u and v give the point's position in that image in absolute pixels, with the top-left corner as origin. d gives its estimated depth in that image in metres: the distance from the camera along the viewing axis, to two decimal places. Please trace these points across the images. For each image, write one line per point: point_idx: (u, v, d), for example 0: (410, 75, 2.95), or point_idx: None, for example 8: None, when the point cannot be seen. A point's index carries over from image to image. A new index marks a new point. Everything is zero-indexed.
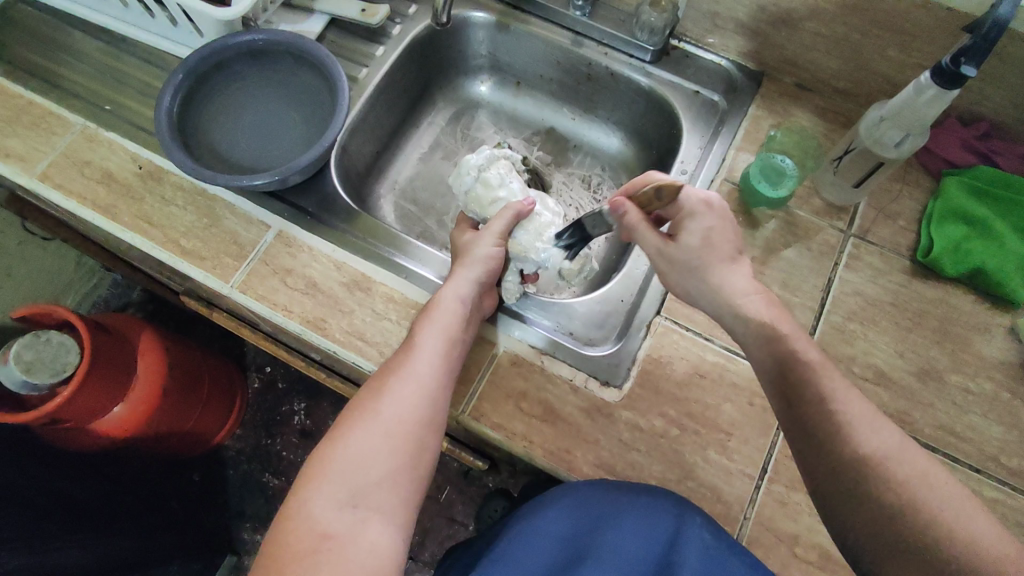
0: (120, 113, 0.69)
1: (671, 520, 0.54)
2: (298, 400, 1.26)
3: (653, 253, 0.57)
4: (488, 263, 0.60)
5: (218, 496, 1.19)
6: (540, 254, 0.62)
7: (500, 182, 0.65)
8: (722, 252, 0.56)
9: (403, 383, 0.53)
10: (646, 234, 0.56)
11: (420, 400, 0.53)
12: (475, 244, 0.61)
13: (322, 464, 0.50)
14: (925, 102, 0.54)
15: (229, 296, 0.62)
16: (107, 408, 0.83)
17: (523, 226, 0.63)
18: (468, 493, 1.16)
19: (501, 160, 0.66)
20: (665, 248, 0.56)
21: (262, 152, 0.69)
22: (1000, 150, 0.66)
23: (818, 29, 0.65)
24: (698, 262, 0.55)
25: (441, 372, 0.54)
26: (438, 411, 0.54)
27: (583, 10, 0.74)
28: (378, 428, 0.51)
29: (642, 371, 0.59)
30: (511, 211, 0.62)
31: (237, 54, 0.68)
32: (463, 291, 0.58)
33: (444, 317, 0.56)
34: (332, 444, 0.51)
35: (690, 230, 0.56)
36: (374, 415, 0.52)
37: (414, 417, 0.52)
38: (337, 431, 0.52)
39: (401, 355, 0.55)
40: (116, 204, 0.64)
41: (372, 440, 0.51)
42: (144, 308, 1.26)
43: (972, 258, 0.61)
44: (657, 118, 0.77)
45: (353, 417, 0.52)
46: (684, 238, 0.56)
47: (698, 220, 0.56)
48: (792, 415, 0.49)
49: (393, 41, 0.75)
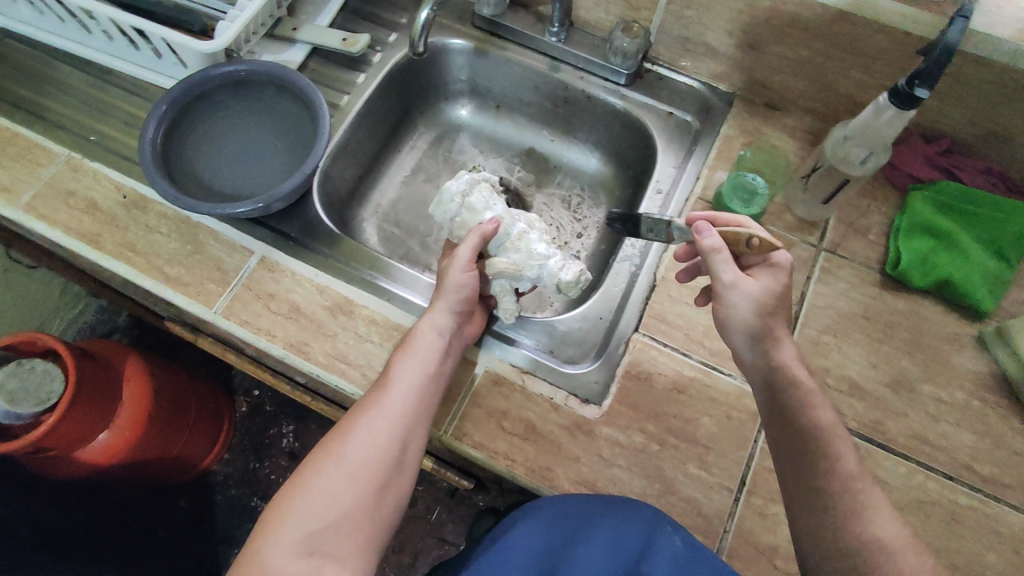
0: (104, 143, 0.70)
1: (642, 530, 0.54)
2: (287, 423, 1.25)
3: (727, 284, 0.52)
4: (460, 292, 0.60)
5: (206, 522, 1.18)
6: (534, 270, 0.64)
7: (483, 206, 0.67)
8: (785, 314, 0.53)
9: (372, 420, 0.54)
10: (727, 265, 0.52)
11: (388, 440, 0.53)
12: (448, 271, 0.62)
13: (285, 502, 0.52)
14: (885, 121, 0.57)
15: (213, 322, 0.63)
16: (94, 435, 0.84)
17: (512, 248, 0.64)
18: (458, 512, 1.16)
19: (481, 183, 0.68)
20: (741, 283, 0.52)
21: (244, 179, 0.69)
22: (961, 165, 0.68)
23: (784, 52, 0.68)
24: (762, 313, 0.52)
25: (410, 415, 0.54)
26: (406, 450, 0.54)
27: (558, 36, 0.76)
28: (341, 471, 0.52)
29: (621, 387, 0.60)
30: (474, 232, 0.63)
31: (220, 85, 0.69)
32: (440, 323, 0.59)
33: (420, 352, 0.56)
34: (299, 483, 0.52)
35: (764, 280, 0.53)
36: (338, 458, 0.52)
37: (378, 460, 0.53)
38: (302, 472, 0.53)
39: (372, 395, 0.55)
40: (100, 233, 0.65)
41: (335, 481, 0.52)
42: (131, 333, 1.26)
43: (939, 269, 0.63)
44: (633, 138, 0.79)
45: (319, 459, 0.53)
46: (758, 285, 0.53)
47: (775, 273, 0.53)
48: (797, 487, 0.50)
49: (374, 68, 0.76)
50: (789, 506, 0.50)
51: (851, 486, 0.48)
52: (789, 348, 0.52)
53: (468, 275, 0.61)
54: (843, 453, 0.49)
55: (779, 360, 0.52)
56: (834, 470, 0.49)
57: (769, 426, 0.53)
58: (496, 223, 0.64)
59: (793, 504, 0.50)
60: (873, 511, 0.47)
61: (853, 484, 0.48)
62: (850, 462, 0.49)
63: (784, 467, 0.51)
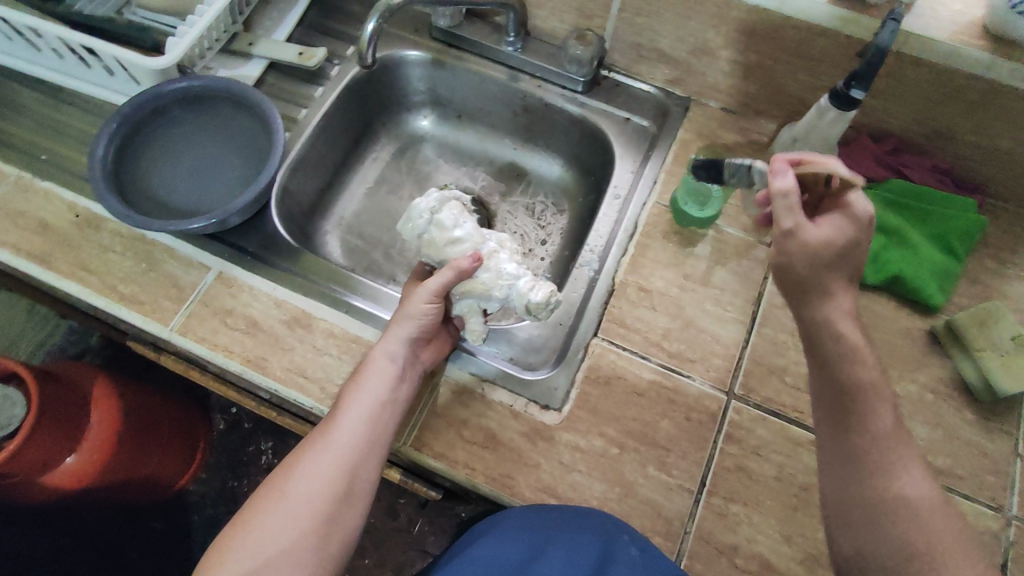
0: (56, 162, 0.69)
1: (600, 538, 0.54)
2: (265, 440, 1.21)
3: (787, 232, 0.49)
4: (420, 320, 0.59)
5: (183, 545, 1.14)
6: (504, 291, 0.61)
7: (452, 223, 0.63)
8: (854, 265, 0.50)
9: (320, 454, 0.53)
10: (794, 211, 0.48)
11: (335, 473, 0.53)
12: (411, 298, 0.59)
13: (230, 540, 0.51)
14: (829, 122, 0.59)
15: (169, 340, 0.62)
16: (57, 459, 0.85)
17: (483, 265, 0.61)
18: (440, 524, 1.15)
19: (452, 201, 0.64)
20: (805, 231, 0.48)
21: (200, 195, 0.69)
22: (909, 164, 0.69)
23: (733, 57, 0.69)
24: (827, 261, 0.49)
25: (356, 447, 0.54)
26: (355, 483, 0.53)
27: (515, 45, 0.77)
28: (284, 507, 0.52)
29: (580, 393, 0.60)
30: (450, 267, 0.59)
31: (173, 101, 0.68)
32: (393, 349, 0.58)
33: (371, 381, 0.56)
34: (246, 520, 0.52)
35: (835, 228, 0.49)
36: (282, 493, 0.52)
37: (323, 496, 0.52)
38: (249, 508, 0.53)
39: (322, 427, 0.55)
40: (52, 253, 0.64)
41: (281, 518, 0.51)
42: (101, 354, 1.23)
43: (890, 266, 0.64)
44: (592, 144, 0.80)
45: (265, 495, 0.53)
46: (824, 233, 0.49)
47: (848, 223, 0.49)
48: (833, 440, 0.49)
49: (331, 82, 0.77)
50: (826, 473, 0.50)
51: (886, 445, 0.48)
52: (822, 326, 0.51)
53: (429, 307, 0.59)
54: (882, 415, 0.48)
55: (816, 334, 0.50)
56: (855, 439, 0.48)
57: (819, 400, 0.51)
58: (474, 260, 0.60)
59: (827, 455, 0.50)
60: (903, 470, 0.47)
61: (886, 441, 0.48)
62: (888, 422, 0.48)
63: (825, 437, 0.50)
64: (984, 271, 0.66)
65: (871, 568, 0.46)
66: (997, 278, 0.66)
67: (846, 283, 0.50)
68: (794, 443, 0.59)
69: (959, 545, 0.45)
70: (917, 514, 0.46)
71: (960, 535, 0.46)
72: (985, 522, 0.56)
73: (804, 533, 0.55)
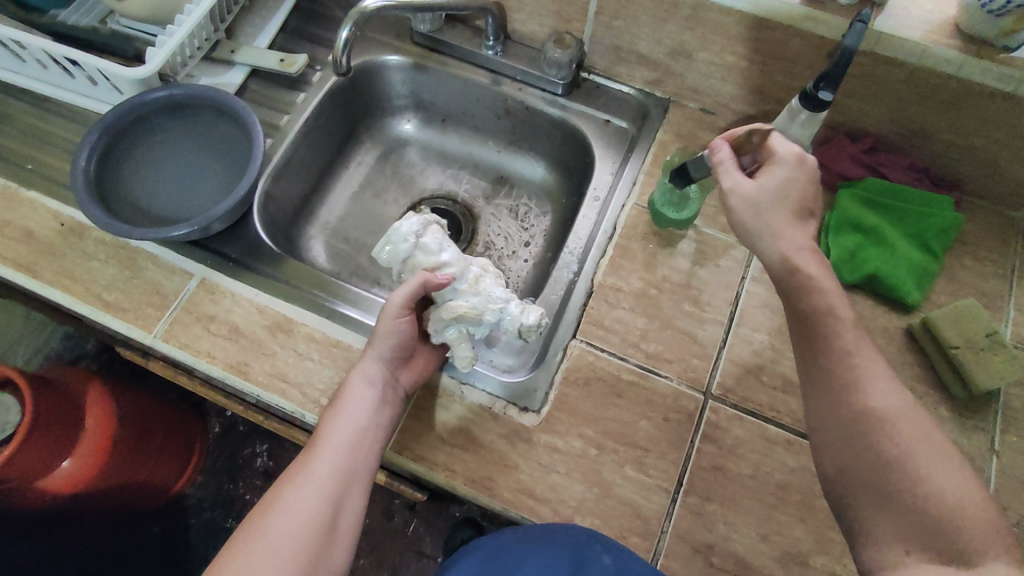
0: (41, 172, 0.70)
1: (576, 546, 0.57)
2: (260, 442, 1.24)
3: (728, 189, 0.55)
4: (394, 341, 0.59)
5: (180, 549, 1.16)
6: (494, 314, 0.62)
7: (438, 248, 0.63)
8: (794, 205, 0.54)
9: (301, 488, 0.53)
10: (730, 169, 0.55)
11: (317, 508, 0.53)
12: (381, 317, 0.60)
13: None
14: (800, 124, 0.60)
15: (152, 346, 0.63)
16: (52, 464, 0.85)
17: (472, 290, 0.62)
18: (436, 525, 1.16)
19: (434, 225, 0.65)
20: (742, 184, 0.54)
21: (182, 202, 0.70)
22: (885, 162, 0.70)
23: (710, 58, 0.69)
24: (765, 205, 0.53)
25: (340, 476, 0.55)
26: (338, 515, 0.54)
27: (494, 49, 0.78)
28: (267, 546, 0.51)
29: (559, 394, 0.61)
30: (420, 278, 0.60)
31: (155, 109, 0.69)
32: (370, 374, 0.58)
33: (350, 407, 0.56)
34: (225, 565, 0.51)
35: (771, 176, 0.54)
36: (264, 532, 0.51)
37: (307, 529, 0.52)
38: (228, 552, 0.51)
39: (303, 459, 0.55)
40: (37, 262, 0.65)
41: (263, 559, 0.50)
42: (99, 360, 1.24)
43: (867, 265, 0.65)
44: (573, 146, 0.80)
45: (244, 536, 0.52)
46: (761, 180, 0.54)
47: (781, 168, 0.54)
48: (807, 368, 0.51)
49: (313, 88, 0.77)
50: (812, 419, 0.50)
51: (849, 358, 0.49)
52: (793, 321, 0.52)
53: (399, 322, 0.59)
54: (846, 335, 0.49)
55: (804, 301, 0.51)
56: (839, 384, 0.48)
57: (801, 349, 0.52)
58: (445, 280, 0.60)
59: (809, 387, 0.51)
60: (869, 381, 0.48)
61: (848, 355, 0.49)
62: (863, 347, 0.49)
63: (807, 379, 0.51)
64: (961, 268, 0.67)
65: (856, 481, 0.47)
66: (974, 275, 0.67)
67: (792, 223, 0.53)
68: (771, 442, 0.59)
69: (938, 450, 0.46)
70: (886, 424, 0.46)
71: (934, 436, 0.47)
72: None
73: (779, 531, 0.56)
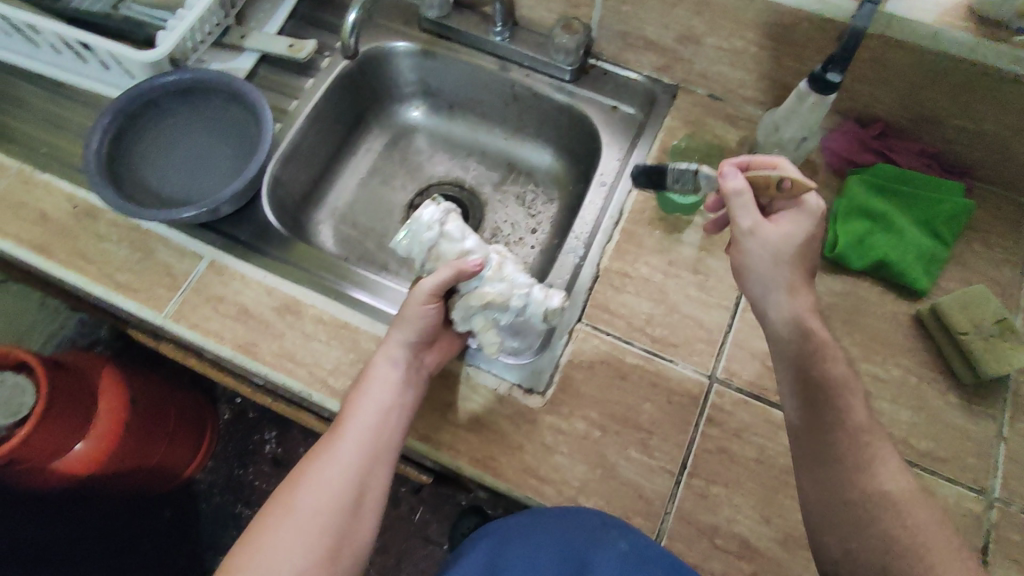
0: (55, 155, 0.71)
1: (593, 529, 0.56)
2: (269, 429, 1.26)
3: (745, 231, 0.53)
4: (418, 324, 0.59)
5: (190, 530, 1.19)
6: (519, 300, 0.59)
7: (462, 235, 0.60)
8: (805, 262, 0.54)
9: (327, 467, 0.55)
10: (750, 212, 0.52)
11: (343, 485, 0.54)
12: (407, 300, 0.59)
13: (239, 560, 0.52)
14: (808, 107, 0.61)
15: (163, 326, 0.64)
16: (68, 446, 0.87)
17: (498, 275, 0.59)
18: (442, 512, 1.17)
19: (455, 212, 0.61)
20: (761, 228, 0.52)
21: (192, 185, 0.71)
22: (896, 148, 0.69)
23: (719, 44, 0.69)
24: (779, 256, 0.53)
25: (365, 456, 0.55)
26: (364, 492, 0.55)
27: (502, 36, 0.78)
28: (294, 522, 0.52)
29: (564, 376, 0.61)
30: (449, 267, 0.57)
31: (166, 94, 0.70)
32: (395, 356, 0.58)
33: (375, 389, 0.56)
34: (255, 537, 0.53)
35: (791, 228, 0.53)
36: (291, 508, 0.53)
37: (332, 507, 0.53)
38: (257, 526, 0.53)
39: (329, 438, 0.56)
40: (51, 243, 0.66)
41: (290, 535, 0.52)
42: (112, 345, 1.27)
43: (875, 251, 0.64)
44: (580, 132, 0.80)
45: (272, 511, 0.54)
46: (780, 232, 0.53)
47: (801, 222, 0.53)
48: (807, 444, 0.51)
49: (322, 74, 0.78)
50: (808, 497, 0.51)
51: (861, 439, 0.50)
52: (800, 301, 0.53)
53: (425, 308, 0.58)
54: (846, 398, 0.51)
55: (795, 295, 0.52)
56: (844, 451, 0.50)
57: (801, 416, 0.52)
58: (476, 264, 0.58)
59: (804, 458, 0.52)
60: (882, 465, 0.49)
61: (863, 437, 0.50)
62: (862, 416, 0.51)
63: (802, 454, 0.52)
64: (970, 255, 0.66)
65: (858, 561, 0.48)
66: (983, 262, 0.66)
67: (804, 283, 0.54)
68: (775, 426, 0.59)
69: (935, 527, 0.48)
70: (897, 507, 0.48)
71: (932, 515, 0.48)
72: (965, 504, 0.56)
73: (783, 514, 0.56)
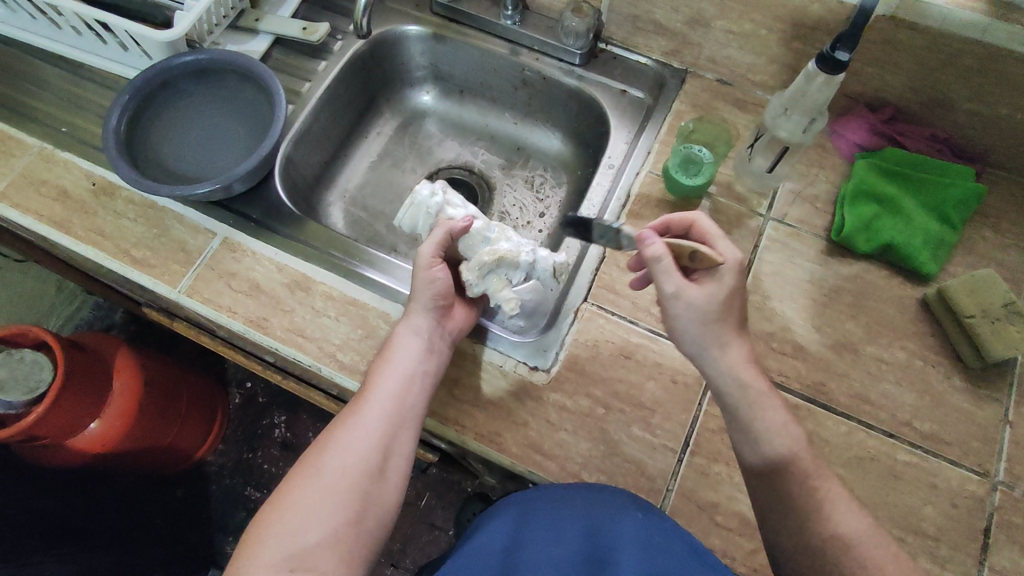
0: (75, 135, 0.73)
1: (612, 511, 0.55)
2: (278, 414, 1.28)
3: (671, 295, 0.53)
4: (435, 292, 0.61)
5: (201, 511, 1.22)
6: (530, 255, 0.63)
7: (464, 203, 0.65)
8: (735, 313, 0.55)
9: (352, 431, 0.56)
10: (673, 278, 0.53)
11: (368, 449, 0.55)
12: (415, 270, 0.62)
13: (268, 517, 0.53)
14: (817, 87, 0.60)
15: (177, 301, 0.66)
16: (84, 425, 0.88)
17: (503, 236, 0.64)
18: (447, 498, 1.19)
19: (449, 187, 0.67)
20: (684, 291, 0.53)
21: (207, 164, 0.72)
22: (906, 132, 0.69)
23: (728, 27, 0.69)
24: (707, 316, 0.53)
25: (389, 421, 0.56)
26: (388, 456, 0.56)
27: (513, 19, 0.78)
28: (322, 481, 0.54)
29: (569, 354, 0.62)
30: (441, 228, 0.62)
31: (182, 74, 0.71)
32: (417, 325, 0.59)
33: (398, 355, 0.58)
34: (283, 497, 0.54)
35: (715, 284, 0.54)
36: (319, 469, 0.55)
37: (357, 469, 0.55)
38: (285, 486, 0.55)
39: (355, 404, 0.58)
40: (71, 219, 0.68)
41: (318, 494, 0.54)
42: (127, 329, 1.29)
43: (882, 235, 0.64)
44: (588, 117, 0.81)
45: (300, 472, 0.55)
46: (703, 290, 0.54)
47: (723, 277, 0.54)
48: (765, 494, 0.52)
49: (335, 56, 0.79)
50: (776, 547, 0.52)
51: (814, 482, 0.51)
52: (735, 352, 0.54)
53: (434, 271, 0.61)
54: (793, 438, 0.53)
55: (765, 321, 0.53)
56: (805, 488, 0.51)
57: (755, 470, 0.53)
58: (466, 222, 0.62)
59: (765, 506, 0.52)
60: (833, 507, 0.50)
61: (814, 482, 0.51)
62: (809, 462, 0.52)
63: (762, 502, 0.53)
64: (979, 240, 0.66)
65: None
66: (993, 247, 0.66)
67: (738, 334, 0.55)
68: None
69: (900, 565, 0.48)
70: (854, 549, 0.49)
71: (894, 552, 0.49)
72: (969, 487, 0.56)
73: None
